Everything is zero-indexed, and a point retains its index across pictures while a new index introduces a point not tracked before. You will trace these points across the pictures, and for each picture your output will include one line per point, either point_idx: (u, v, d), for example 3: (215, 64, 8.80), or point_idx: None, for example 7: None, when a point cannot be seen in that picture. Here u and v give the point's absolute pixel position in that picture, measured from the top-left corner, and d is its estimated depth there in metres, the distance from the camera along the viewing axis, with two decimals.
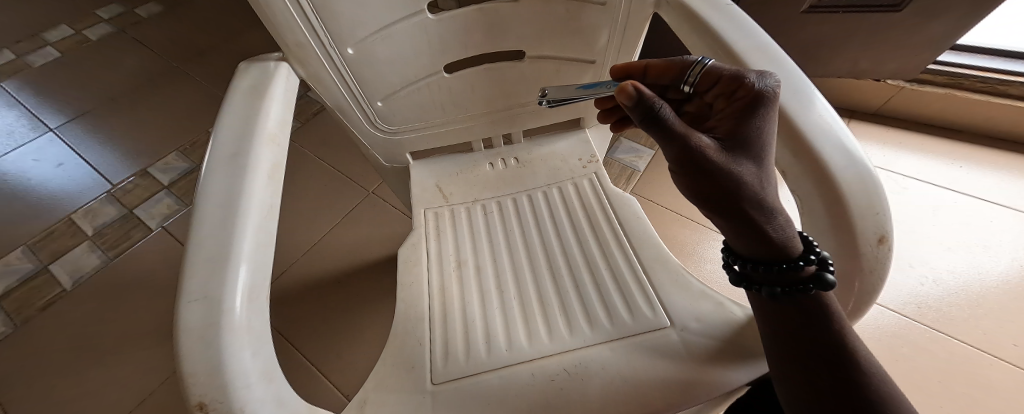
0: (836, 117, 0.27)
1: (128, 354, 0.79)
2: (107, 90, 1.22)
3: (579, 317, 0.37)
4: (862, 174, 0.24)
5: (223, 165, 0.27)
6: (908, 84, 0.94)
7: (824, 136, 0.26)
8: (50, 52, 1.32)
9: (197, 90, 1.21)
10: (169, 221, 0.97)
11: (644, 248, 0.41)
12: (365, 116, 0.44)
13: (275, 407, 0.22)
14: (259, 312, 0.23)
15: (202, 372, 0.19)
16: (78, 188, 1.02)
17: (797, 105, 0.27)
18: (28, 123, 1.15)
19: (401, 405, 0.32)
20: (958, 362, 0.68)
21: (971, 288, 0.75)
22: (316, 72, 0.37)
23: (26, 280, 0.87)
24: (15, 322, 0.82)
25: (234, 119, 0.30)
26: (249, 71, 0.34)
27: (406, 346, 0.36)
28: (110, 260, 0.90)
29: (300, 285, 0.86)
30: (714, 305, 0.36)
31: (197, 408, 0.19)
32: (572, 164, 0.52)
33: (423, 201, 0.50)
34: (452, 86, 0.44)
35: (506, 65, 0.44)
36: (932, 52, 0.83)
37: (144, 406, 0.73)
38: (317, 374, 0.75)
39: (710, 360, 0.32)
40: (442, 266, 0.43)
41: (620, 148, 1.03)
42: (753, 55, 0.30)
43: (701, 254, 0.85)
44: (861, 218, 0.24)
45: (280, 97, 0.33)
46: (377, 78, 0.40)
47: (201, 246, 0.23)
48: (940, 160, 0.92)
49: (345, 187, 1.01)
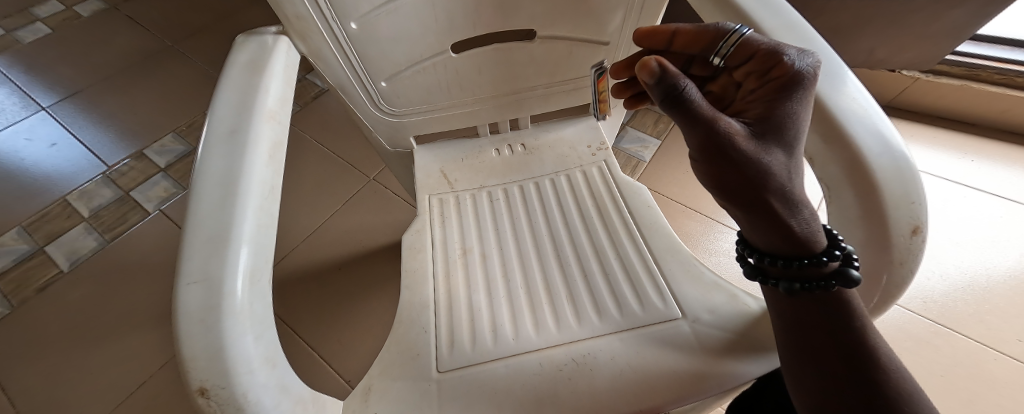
0: (870, 100, 0.25)
1: (129, 336, 0.78)
2: (100, 69, 1.19)
3: (587, 308, 0.36)
4: (897, 160, 0.23)
5: (221, 142, 0.25)
6: (924, 75, 0.92)
7: (856, 121, 0.24)
8: (40, 28, 1.28)
9: (193, 70, 1.18)
10: (167, 204, 0.95)
11: (654, 238, 0.40)
12: (368, 97, 0.42)
13: (277, 393, 0.21)
14: (260, 296, 0.22)
15: (203, 356, 0.18)
16: (73, 168, 1.00)
17: (827, 88, 0.25)
18: (19, 101, 1.12)
19: (405, 393, 0.31)
20: (961, 356, 0.68)
21: (977, 284, 0.75)
22: (318, 47, 0.35)
23: (21, 261, 0.86)
24: (12, 303, 0.81)
25: (232, 93, 0.28)
26: (245, 44, 0.32)
27: (411, 333, 0.36)
28: (106, 242, 0.89)
29: (300, 271, 0.86)
30: (727, 297, 0.35)
31: (198, 392, 0.18)
32: (580, 151, 0.50)
33: (427, 187, 0.49)
34: (459, 67, 0.43)
35: (515, 46, 0.42)
36: (951, 42, 0.81)
37: (145, 388, 0.73)
38: (317, 359, 0.76)
39: (720, 353, 0.32)
40: (448, 253, 0.42)
41: (626, 137, 1.02)
42: (781, 35, 0.29)
43: (706, 245, 0.85)
44: (895, 208, 0.22)
45: (279, 72, 0.31)
46: (381, 56, 0.38)
47: (198, 226, 0.22)
48: (951, 154, 0.91)
49: (345, 174, 0.99)
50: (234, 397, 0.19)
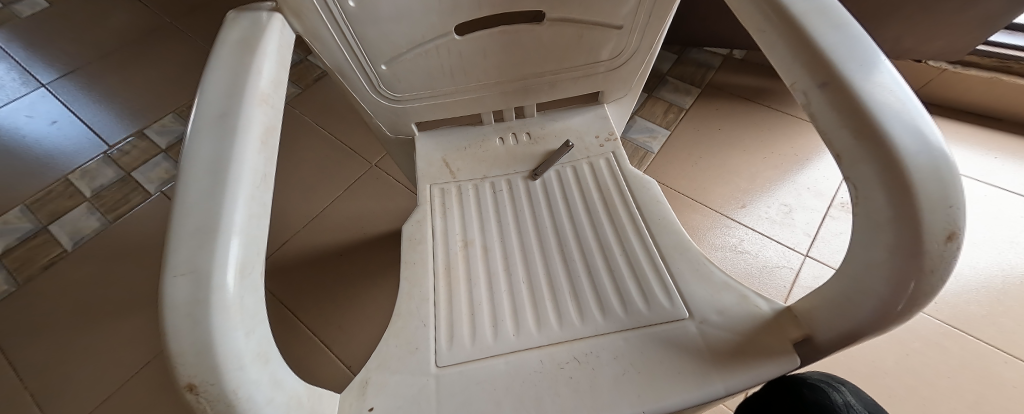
0: (908, 93, 0.22)
1: (133, 316, 0.79)
2: (99, 45, 1.17)
3: (591, 305, 0.36)
4: (936, 159, 0.20)
5: (211, 126, 0.24)
6: (953, 66, 0.88)
7: (894, 114, 0.21)
8: (38, 2, 1.25)
9: (193, 48, 1.16)
10: (168, 186, 0.94)
11: (662, 235, 0.39)
12: (367, 81, 0.41)
13: (271, 389, 0.21)
14: (252, 289, 0.21)
15: (190, 351, 0.18)
16: (74, 147, 1.00)
17: (860, 77, 0.23)
18: (18, 77, 1.11)
19: (402, 387, 0.31)
20: (970, 358, 0.68)
21: (992, 285, 0.73)
22: (314, 26, 0.33)
23: (26, 239, 0.87)
24: (17, 280, 0.82)
25: (223, 74, 0.27)
26: (237, 20, 0.30)
27: (410, 327, 0.35)
28: (109, 223, 0.89)
29: (301, 256, 0.85)
30: (736, 297, 0.34)
31: (188, 389, 0.18)
32: (588, 142, 0.48)
33: (429, 176, 0.47)
34: (462, 51, 0.40)
35: (522, 28, 0.40)
36: (983, 33, 0.77)
37: (148, 368, 0.74)
38: (320, 345, 0.76)
39: (728, 355, 0.30)
40: (448, 245, 0.41)
41: (634, 127, 0.99)
42: (812, 18, 0.26)
43: (711, 239, 0.84)
44: (930, 213, 0.19)
45: (273, 52, 0.30)
46: (381, 37, 0.36)
47: (185, 215, 0.21)
48: (975, 151, 0.88)
49: (345, 159, 0.98)
50: (224, 393, 0.18)
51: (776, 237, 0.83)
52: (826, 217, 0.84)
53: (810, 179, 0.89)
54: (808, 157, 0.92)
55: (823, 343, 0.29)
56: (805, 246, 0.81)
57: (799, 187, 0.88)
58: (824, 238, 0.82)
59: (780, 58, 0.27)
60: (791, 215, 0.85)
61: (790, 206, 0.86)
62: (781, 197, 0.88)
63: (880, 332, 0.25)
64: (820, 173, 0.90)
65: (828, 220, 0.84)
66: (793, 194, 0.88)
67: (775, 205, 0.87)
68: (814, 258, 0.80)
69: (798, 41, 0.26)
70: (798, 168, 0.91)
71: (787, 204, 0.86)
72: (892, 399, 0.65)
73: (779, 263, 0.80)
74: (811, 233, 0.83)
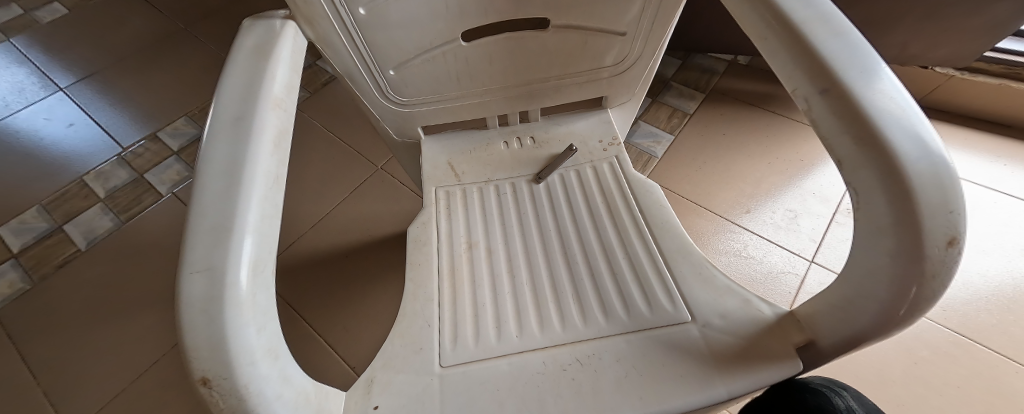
0: (909, 100, 0.23)
1: (143, 315, 0.80)
2: (116, 50, 1.20)
3: (593, 308, 0.36)
4: (936, 165, 0.20)
5: (226, 129, 0.25)
6: (959, 72, 0.88)
7: (894, 120, 0.21)
8: (57, 9, 1.29)
9: (205, 53, 1.19)
10: (179, 187, 0.96)
11: (665, 238, 0.39)
12: (376, 86, 0.42)
13: (281, 385, 0.21)
14: (264, 286, 0.22)
15: (205, 346, 0.18)
16: (89, 149, 1.02)
17: (859, 84, 0.23)
18: (37, 81, 1.14)
19: (406, 386, 0.31)
20: (981, 368, 0.66)
21: (1002, 293, 0.72)
22: (326, 33, 0.34)
23: (42, 238, 0.89)
24: (32, 278, 0.84)
25: (239, 79, 0.28)
26: (253, 27, 0.31)
27: (414, 327, 0.35)
28: (121, 223, 0.91)
29: (307, 257, 0.86)
30: (739, 301, 0.34)
31: (202, 382, 0.18)
32: (592, 146, 0.49)
33: (434, 179, 0.48)
34: (468, 57, 0.41)
35: (527, 35, 0.40)
36: (991, 38, 0.76)
37: (157, 366, 0.75)
38: (324, 346, 0.77)
39: (730, 359, 0.30)
40: (453, 247, 0.42)
41: (638, 131, 1.00)
42: (812, 26, 0.27)
43: (716, 244, 0.84)
44: (931, 218, 0.20)
45: (286, 58, 0.31)
46: (390, 44, 0.37)
47: (201, 215, 0.21)
48: (983, 158, 0.87)
49: (352, 162, 0.99)
50: (237, 388, 0.19)
51: (782, 242, 0.82)
52: (832, 222, 0.84)
53: (816, 184, 0.89)
54: (814, 162, 0.92)
55: (826, 347, 0.29)
56: (811, 252, 0.81)
57: (804, 192, 0.88)
58: (829, 244, 0.81)
59: (781, 65, 0.28)
60: (796, 220, 0.85)
61: (795, 211, 0.86)
62: (787, 202, 0.87)
63: (883, 337, 0.25)
64: (826, 178, 0.89)
65: (834, 226, 0.83)
66: (799, 199, 0.87)
67: (780, 211, 0.86)
68: (820, 264, 0.79)
69: (798, 48, 0.26)
70: (804, 173, 0.91)
71: (792, 210, 0.86)
72: (900, 407, 0.64)
73: (784, 268, 0.79)
74: (817, 238, 0.82)
